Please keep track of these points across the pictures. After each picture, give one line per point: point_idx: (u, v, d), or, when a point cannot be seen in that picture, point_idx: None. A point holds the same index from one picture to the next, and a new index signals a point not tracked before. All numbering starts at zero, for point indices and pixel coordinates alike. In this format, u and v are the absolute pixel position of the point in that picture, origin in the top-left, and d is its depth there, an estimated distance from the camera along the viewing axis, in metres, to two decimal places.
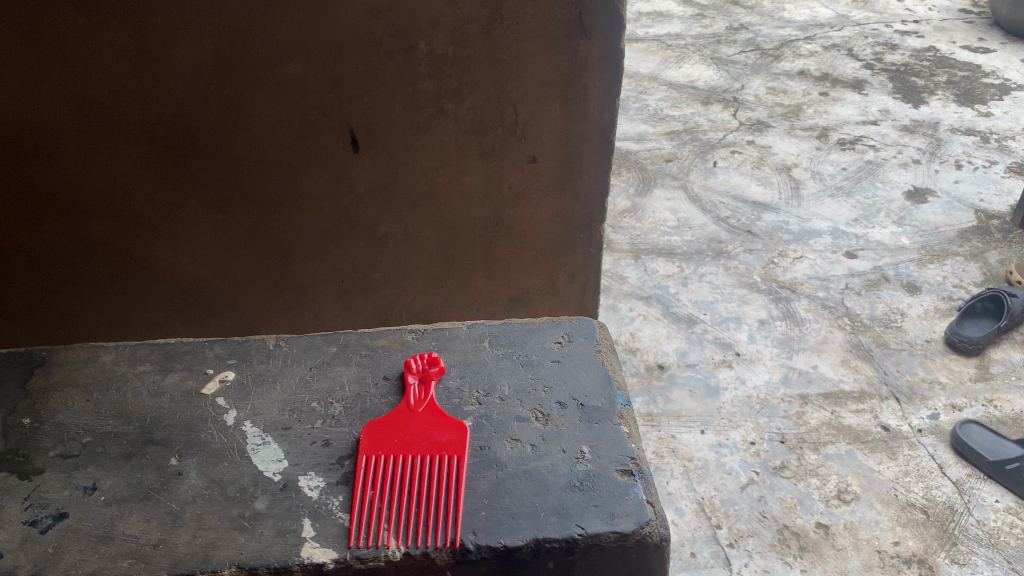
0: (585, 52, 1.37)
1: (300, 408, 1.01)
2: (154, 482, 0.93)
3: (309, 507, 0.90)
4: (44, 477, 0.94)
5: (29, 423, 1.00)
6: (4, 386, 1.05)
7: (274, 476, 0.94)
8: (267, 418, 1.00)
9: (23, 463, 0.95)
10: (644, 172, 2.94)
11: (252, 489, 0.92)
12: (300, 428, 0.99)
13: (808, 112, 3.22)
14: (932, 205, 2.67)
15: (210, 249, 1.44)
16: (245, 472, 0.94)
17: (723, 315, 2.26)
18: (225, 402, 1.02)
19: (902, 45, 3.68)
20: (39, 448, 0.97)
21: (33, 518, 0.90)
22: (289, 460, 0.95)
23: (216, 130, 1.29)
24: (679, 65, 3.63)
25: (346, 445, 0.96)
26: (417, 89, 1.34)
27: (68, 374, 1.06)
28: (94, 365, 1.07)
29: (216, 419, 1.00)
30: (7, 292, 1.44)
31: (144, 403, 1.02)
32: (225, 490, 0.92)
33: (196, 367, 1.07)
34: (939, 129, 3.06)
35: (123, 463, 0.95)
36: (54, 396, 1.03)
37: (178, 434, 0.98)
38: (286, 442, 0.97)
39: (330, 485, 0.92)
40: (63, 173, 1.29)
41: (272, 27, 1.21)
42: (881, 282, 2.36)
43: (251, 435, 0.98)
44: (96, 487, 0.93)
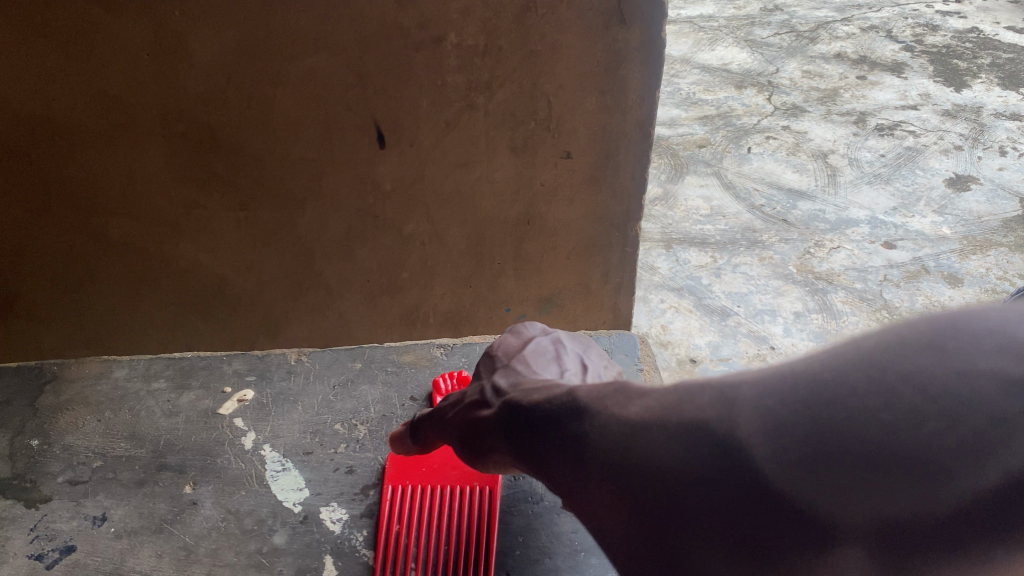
0: (624, 41, 1.28)
1: (323, 430, 1.09)
2: (167, 512, 0.99)
3: (332, 543, 0.95)
4: (52, 506, 1.01)
5: (38, 446, 1.08)
6: (16, 406, 1.15)
7: (294, 506, 0.99)
8: (287, 442, 1.08)
9: (31, 492, 1.03)
10: (676, 158, 2.87)
11: (270, 521, 0.98)
12: (321, 453, 1.06)
13: (845, 96, 3.10)
14: (974, 193, 2.57)
15: (232, 248, 1.39)
16: (263, 502, 1.00)
17: (757, 307, 2.21)
18: (243, 425, 1.10)
19: (944, 26, 3.54)
20: (48, 473, 1.05)
21: (39, 552, 0.95)
22: (310, 490, 1.01)
23: (238, 126, 1.23)
24: (712, 47, 3.53)
25: (368, 473, 1.03)
26: (446, 82, 1.27)
27: (80, 393, 1.16)
28: (108, 381, 1.18)
29: (233, 443, 1.08)
30: (25, 291, 1.40)
31: (158, 426, 1.10)
32: (242, 523, 0.98)
33: (213, 385, 1.16)
34: (982, 114, 2.94)
35: (134, 491, 1.02)
36: (64, 416, 1.13)
37: (193, 460, 1.06)
38: (307, 469, 1.04)
39: (354, 517, 0.98)
40: (80, 170, 1.24)
41: (294, 19, 1.13)
42: (921, 274, 2.27)
43: (271, 461, 1.05)
44: (106, 516, 0.99)
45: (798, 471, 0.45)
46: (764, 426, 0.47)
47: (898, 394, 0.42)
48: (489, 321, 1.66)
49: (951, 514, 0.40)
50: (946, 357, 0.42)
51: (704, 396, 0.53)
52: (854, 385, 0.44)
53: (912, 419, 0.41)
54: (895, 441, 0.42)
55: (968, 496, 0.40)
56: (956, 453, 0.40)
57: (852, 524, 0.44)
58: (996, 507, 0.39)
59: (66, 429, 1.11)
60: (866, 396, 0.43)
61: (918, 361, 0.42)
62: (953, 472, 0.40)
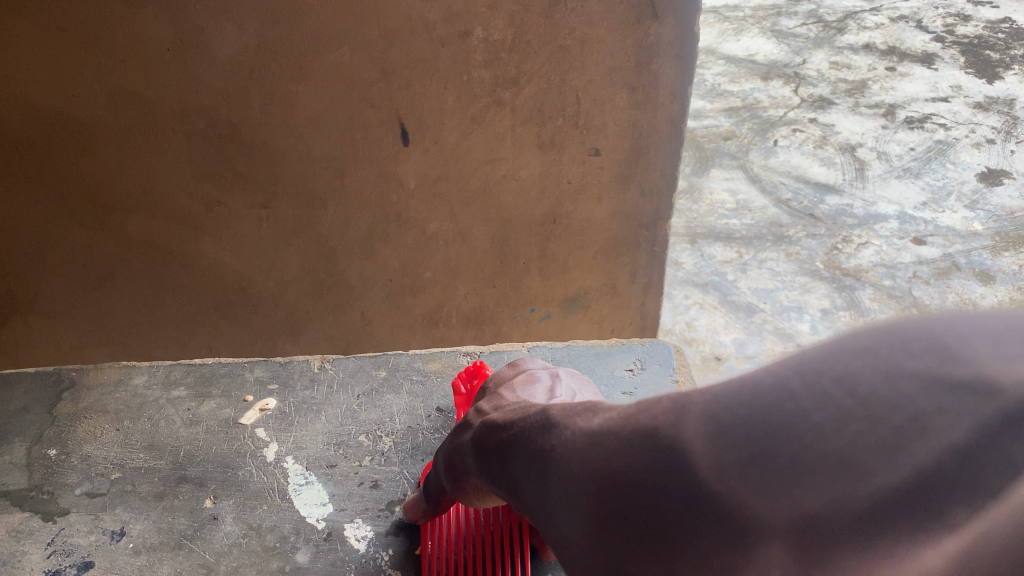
0: (655, 35, 1.26)
1: (346, 442, 0.99)
2: (187, 527, 0.89)
3: (357, 563, 0.85)
4: (69, 519, 0.90)
5: (56, 456, 0.97)
6: (32, 411, 1.04)
7: (319, 522, 0.89)
8: (309, 454, 0.97)
9: (48, 503, 0.92)
10: (700, 150, 2.84)
11: (294, 539, 0.87)
12: (345, 466, 0.96)
13: (873, 88, 2.95)
14: (1007, 187, 2.47)
15: (253, 247, 1.37)
16: (286, 518, 0.89)
17: (784, 304, 2.20)
18: (265, 435, 1.00)
19: (976, 15, 3.26)
20: (66, 485, 0.94)
21: (56, 567, 0.85)
22: (334, 505, 0.91)
23: (259, 122, 1.20)
24: (738, 38, 3.43)
25: (395, 488, 0.93)
26: (473, 77, 1.23)
27: (97, 400, 1.05)
28: (126, 389, 1.07)
29: (255, 454, 0.98)
30: (46, 288, 1.38)
31: (178, 435, 1.00)
32: (265, 539, 0.87)
33: (234, 394, 1.06)
34: (1015, 107, 2.78)
35: (154, 503, 0.91)
36: (82, 424, 1.02)
37: (214, 472, 0.95)
38: (331, 483, 0.94)
39: (379, 535, 0.88)
40: (100, 167, 1.22)
41: (317, 12, 1.10)
42: (951, 271, 2.23)
43: (294, 474, 0.95)
44: (125, 531, 0.88)
45: (719, 467, 0.38)
46: (709, 426, 0.39)
47: (822, 384, 0.34)
48: (513, 321, 1.62)
49: (865, 517, 0.32)
50: (872, 359, 0.33)
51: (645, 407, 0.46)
52: (769, 383, 0.36)
53: (835, 418, 0.33)
54: (794, 438, 0.34)
55: (875, 493, 0.31)
56: (870, 446, 0.32)
57: (770, 532, 0.35)
58: (893, 508, 0.31)
59: (84, 437, 1.00)
60: (786, 391, 0.35)
61: (841, 357, 0.34)
62: (865, 467, 0.32)
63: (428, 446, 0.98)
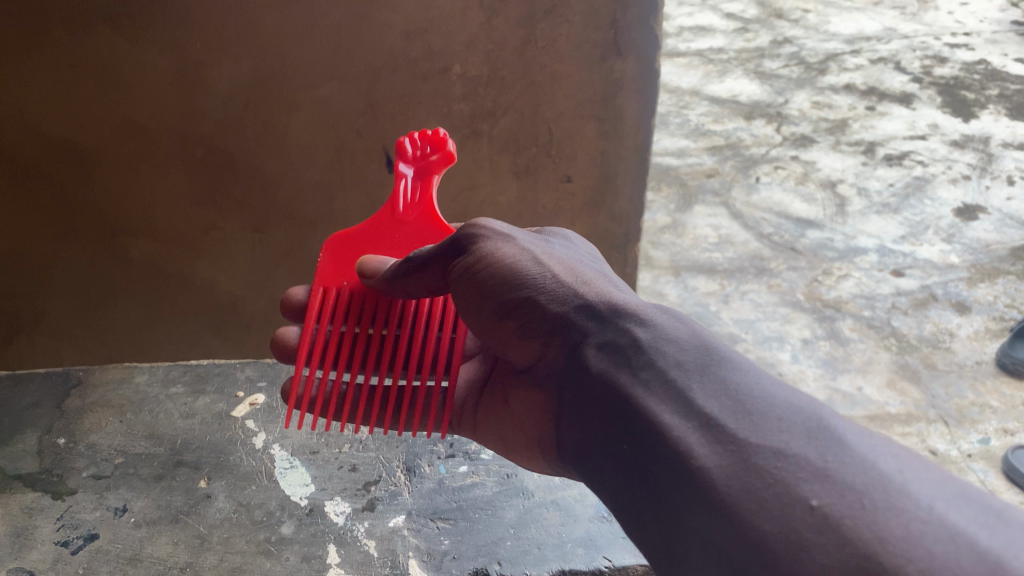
0: (620, 72, 1.34)
1: (328, 434, 1.23)
2: (183, 504, 1.11)
3: (335, 532, 1.07)
4: (77, 498, 1.13)
5: (65, 444, 1.22)
6: (45, 406, 1.31)
7: (301, 499, 1.12)
8: (294, 444, 1.22)
9: (58, 485, 1.15)
10: (684, 187, 2.70)
11: (278, 513, 1.09)
12: (325, 453, 1.20)
13: (854, 127, 2.98)
14: (982, 221, 2.44)
15: (246, 267, 1.46)
16: (272, 496, 1.12)
17: (764, 335, 2.05)
18: (254, 427, 1.25)
19: (952, 58, 3.41)
20: (73, 469, 1.18)
21: (66, 538, 1.06)
22: (316, 485, 1.14)
23: (254, 151, 1.30)
24: (722, 79, 3.40)
25: (368, 471, 1.17)
26: (452, 110, 1.34)
27: (101, 396, 1.33)
28: (128, 388, 1.35)
29: (244, 442, 1.22)
30: (49, 307, 1.44)
31: (175, 426, 1.25)
32: (253, 514, 1.09)
33: (226, 390, 1.34)
34: (990, 144, 2.83)
35: (153, 484, 1.14)
36: (88, 417, 1.28)
37: (206, 459, 1.19)
38: (313, 466, 1.18)
39: (355, 510, 1.11)
40: (106, 193, 1.31)
41: (309, 49, 1.21)
42: (929, 302, 2.13)
43: (280, 460, 1.19)
44: (127, 508, 1.11)
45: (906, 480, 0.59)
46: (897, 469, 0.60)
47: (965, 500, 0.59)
48: None
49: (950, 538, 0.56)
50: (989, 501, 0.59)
51: (871, 442, 0.62)
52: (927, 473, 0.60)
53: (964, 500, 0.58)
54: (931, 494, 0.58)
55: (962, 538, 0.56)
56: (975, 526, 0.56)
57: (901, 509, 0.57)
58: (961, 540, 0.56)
59: (90, 428, 1.25)
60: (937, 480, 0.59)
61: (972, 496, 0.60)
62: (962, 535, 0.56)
63: (398, 434, 1.23)
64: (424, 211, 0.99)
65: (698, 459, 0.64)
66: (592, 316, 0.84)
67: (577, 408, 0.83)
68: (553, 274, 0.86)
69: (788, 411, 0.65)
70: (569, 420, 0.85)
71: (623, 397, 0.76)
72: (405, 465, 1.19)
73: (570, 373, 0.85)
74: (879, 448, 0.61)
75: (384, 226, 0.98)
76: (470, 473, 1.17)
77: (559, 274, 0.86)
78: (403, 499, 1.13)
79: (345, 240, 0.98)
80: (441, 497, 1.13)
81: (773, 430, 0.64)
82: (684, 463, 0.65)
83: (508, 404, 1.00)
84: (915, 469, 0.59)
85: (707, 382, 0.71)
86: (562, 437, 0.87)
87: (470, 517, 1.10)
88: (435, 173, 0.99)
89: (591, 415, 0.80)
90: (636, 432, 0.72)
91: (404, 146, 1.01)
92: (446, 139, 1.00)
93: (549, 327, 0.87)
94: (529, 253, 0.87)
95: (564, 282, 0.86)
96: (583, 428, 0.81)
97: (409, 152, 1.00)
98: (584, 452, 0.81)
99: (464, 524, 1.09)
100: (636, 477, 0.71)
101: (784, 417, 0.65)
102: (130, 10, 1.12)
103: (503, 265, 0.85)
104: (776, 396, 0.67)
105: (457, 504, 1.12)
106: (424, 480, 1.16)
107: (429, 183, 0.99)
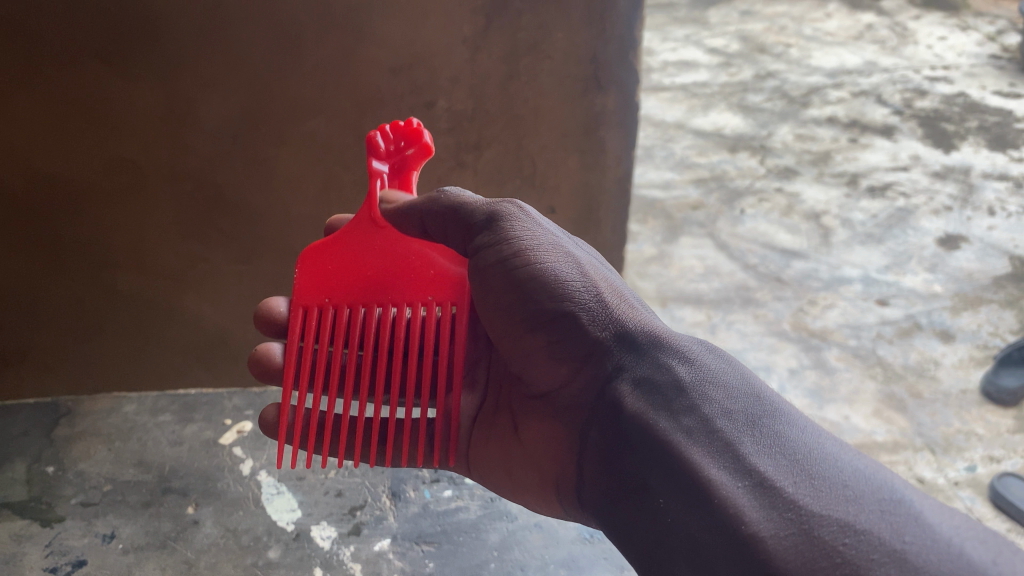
0: (601, 106, 1.38)
1: (313, 460, 1.29)
2: (171, 530, 1.17)
3: (321, 557, 1.12)
4: (65, 524, 1.18)
5: (53, 472, 1.28)
6: (35, 435, 1.37)
7: (287, 524, 1.17)
8: (279, 470, 1.27)
9: (46, 512, 1.20)
10: (670, 220, 2.73)
11: (265, 538, 1.15)
12: (312, 479, 1.26)
13: (837, 159, 3.03)
14: (965, 251, 2.47)
15: (232, 299, 1.45)
16: (259, 522, 1.18)
17: (752, 365, 2.05)
18: (240, 454, 1.32)
19: (932, 91, 3.47)
20: (61, 496, 1.23)
21: (55, 564, 1.12)
22: (302, 510, 1.20)
23: (243, 184, 1.32)
24: (706, 113, 3.45)
25: (353, 496, 1.23)
26: (438, 142, 1.36)
27: (91, 425, 1.40)
28: (117, 416, 1.42)
29: (232, 468, 1.28)
30: (35, 341, 1.40)
31: (164, 453, 1.32)
32: (240, 539, 1.15)
33: (214, 420, 1.41)
34: (971, 174, 2.87)
35: (141, 510, 1.20)
36: (79, 445, 1.34)
37: (194, 485, 1.25)
38: (299, 492, 1.23)
39: (342, 534, 1.16)
40: (95, 229, 1.31)
41: (298, 84, 1.24)
42: (914, 331, 2.15)
43: (266, 486, 1.24)
44: (115, 534, 1.16)
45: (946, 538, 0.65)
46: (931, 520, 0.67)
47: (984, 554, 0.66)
48: None
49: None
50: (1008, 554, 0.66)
51: (948, 523, 0.66)
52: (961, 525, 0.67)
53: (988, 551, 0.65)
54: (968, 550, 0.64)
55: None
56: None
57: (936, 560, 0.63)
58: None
59: (79, 457, 1.31)
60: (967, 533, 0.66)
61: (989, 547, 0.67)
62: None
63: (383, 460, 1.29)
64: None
65: (750, 525, 0.67)
66: (629, 347, 0.87)
67: (601, 441, 0.85)
68: (596, 295, 0.91)
69: (856, 481, 0.69)
70: (592, 459, 0.85)
71: (661, 437, 0.78)
72: (390, 490, 1.24)
73: (597, 404, 0.87)
74: (963, 534, 0.65)
75: (363, 230, 0.99)
76: (454, 497, 1.22)
77: (602, 296, 0.91)
78: (388, 524, 1.18)
79: (324, 247, 0.99)
80: (426, 520, 1.18)
81: (841, 502, 0.67)
82: (736, 526, 0.68)
83: (517, 434, 0.99)
84: (1008, 562, 0.63)
85: (759, 439, 0.75)
86: (581, 477, 0.86)
87: (455, 540, 1.15)
88: (410, 169, 1.03)
89: (618, 455, 0.81)
90: (676, 483, 0.74)
91: (377, 140, 1.02)
92: (420, 130, 1.01)
93: (582, 351, 0.90)
94: (574, 269, 0.92)
95: (605, 307, 0.90)
96: (608, 467, 0.82)
97: (383, 146, 1.02)
98: (608, 501, 0.81)
99: (449, 546, 1.14)
100: (670, 528, 0.72)
101: (851, 488, 0.69)
102: (122, 49, 1.15)
103: (550, 276, 0.90)
104: (840, 464, 0.72)
105: (441, 527, 1.17)
106: (408, 504, 1.21)
107: (405, 181, 1.01)
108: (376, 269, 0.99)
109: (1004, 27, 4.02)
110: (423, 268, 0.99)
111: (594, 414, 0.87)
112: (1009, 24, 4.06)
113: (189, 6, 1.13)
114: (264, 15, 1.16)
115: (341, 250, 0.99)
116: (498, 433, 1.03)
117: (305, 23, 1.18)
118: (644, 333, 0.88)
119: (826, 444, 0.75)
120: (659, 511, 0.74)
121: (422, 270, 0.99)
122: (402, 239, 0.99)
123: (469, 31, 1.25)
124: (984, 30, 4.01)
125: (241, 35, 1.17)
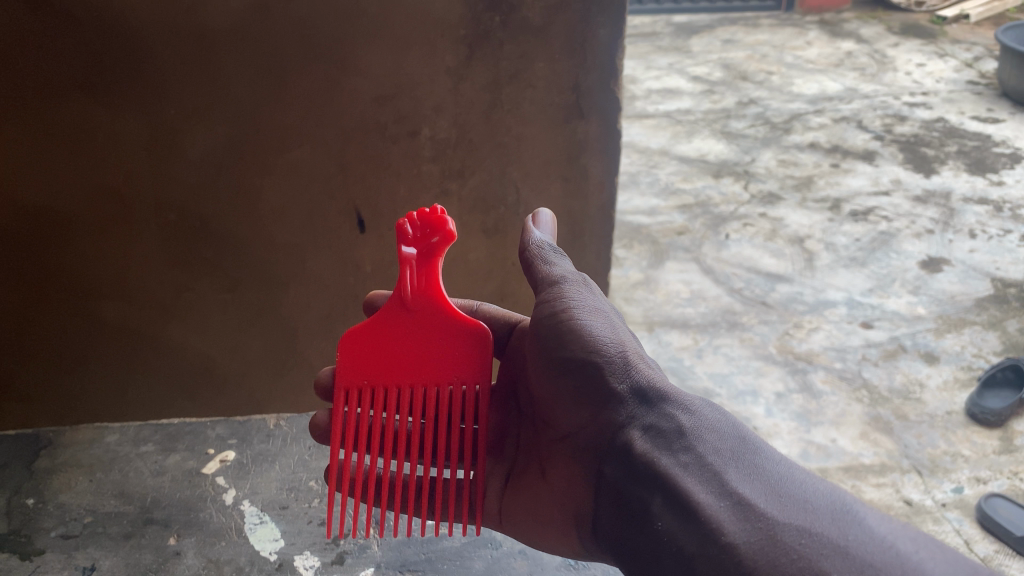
0: (584, 133, 1.35)
1: (297, 487, 1.30)
2: (153, 561, 1.17)
3: None
4: (44, 558, 1.18)
5: (32, 504, 1.28)
6: (14, 468, 1.37)
7: (270, 555, 1.18)
8: (264, 498, 1.28)
9: (26, 544, 1.20)
10: (655, 245, 2.73)
11: (249, 568, 1.16)
12: (295, 508, 1.26)
13: (819, 183, 3.06)
14: (947, 273, 2.49)
15: (214, 326, 1.42)
16: (241, 552, 1.18)
17: (739, 389, 2.05)
18: (225, 484, 1.32)
19: (911, 116, 3.51)
20: (41, 529, 1.23)
21: None
22: (285, 540, 1.20)
23: (228, 214, 1.31)
24: (690, 140, 3.47)
25: (336, 525, 1.22)
26: (423, 170, 1.34)
27: (71, 457, 1.40)
28: (99, 446, 1.42)
29: (216, 498, 1.28)
30: (14, 370, 1.39)
31: (146, 484, 1.32)
32: (223, 568, 1.16)
33: (197, 449, 1.41)
34: (951, 199, 2.90)
35: (122, 543, 1.20)
36: (58, 476, 1.34)
37: (178, 516, 1.25)
38: (284, 522, 1.23)
39: (324, 564, 1.16)
40: (79, 258, 1.30)
41: (283, 112, 1.23)
42: (898, 353, 2.16)
43: (249, 515, 1.24)
44: (95, 567, 1.17)
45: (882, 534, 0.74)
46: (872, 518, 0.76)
47: None
48: None
49: None
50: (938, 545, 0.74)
51: (886, 523, 0.75)
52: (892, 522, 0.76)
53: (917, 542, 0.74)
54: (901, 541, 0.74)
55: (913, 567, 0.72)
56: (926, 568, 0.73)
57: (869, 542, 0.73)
58: None
59: (59, 488, 1.32)
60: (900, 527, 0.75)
61: None
62: None
63: None
64: (432, 296, 0.96)
65: (728, 535, 0.75)
66: (644, 399, 0.87)
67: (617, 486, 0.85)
68: (623, 350, 0.89)
69: (814, 495, 0.78)
70: (606, 498, 0.86)
71: (663, 476, 0.82)
72: (374, 518, 1.23)
73: (609, 450, 0.88)
74: (896, 531, 0.74)
75: (394, 315, 0.96)
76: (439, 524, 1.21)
77: (627, 354, 0.89)
78: (372, 552, 1.18)
79: (360, 333, 0.96)
80: (410, 548, 1.18)
81: (800, 512, 0.76)
82: (716, 539, 0.76)
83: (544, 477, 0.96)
84: (930, 551, 0.73)
85: (740, 467, 0.81)
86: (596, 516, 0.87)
87: (439, 569, 1.15)
88: (438, 256, 0.96)
89: (627, 492, 0.84)
90: (676, 510, 0.79)
91: (405, 228, 0.97)
92: (444, 217, 0.96)
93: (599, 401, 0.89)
94: (610, 329, 0.91)
95: (628, 362, 0.89)
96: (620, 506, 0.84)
97: (411, 234, 0.97)
98: (619, 534, 0.84)
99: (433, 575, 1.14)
100: (669, 549, 0.78)
101: (810, 500, 0.77)
102: (106, 81, 1.16)
103: (585, 335, 0.89)
104: (805, 482, 0.79)
105: (425, 556, 1.17)
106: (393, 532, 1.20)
107: (435, 267, 0.96)
108: (410, 351, 0.96)
109: (980, 54, 4.10)
110: (457, 348, 0.96)
111: (604, 455, 0.88)
112: (986, 52, 4.14)
113: (174, 40, 1.15)
114: (247, 44, 1.17)
115: (376, 337, 0.96)
116: (527, 482, 0.97)
117: (286, 52, 1.18)
118: (658, 385, 0.88)
119: (794, 468, 0.82)
120: (659, 533, 0.80)
121: (456, 351, 0.96)
122: (436, 323, 0.96)
123: (451, 60, 1.25)
124: (961, 57, 4.08)
125: (227, 66, 1.18)
